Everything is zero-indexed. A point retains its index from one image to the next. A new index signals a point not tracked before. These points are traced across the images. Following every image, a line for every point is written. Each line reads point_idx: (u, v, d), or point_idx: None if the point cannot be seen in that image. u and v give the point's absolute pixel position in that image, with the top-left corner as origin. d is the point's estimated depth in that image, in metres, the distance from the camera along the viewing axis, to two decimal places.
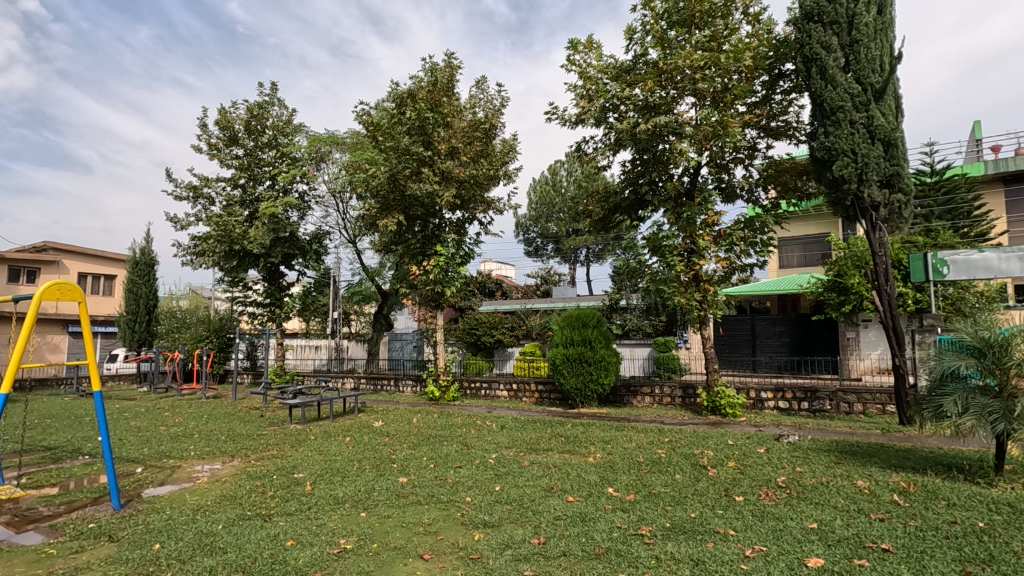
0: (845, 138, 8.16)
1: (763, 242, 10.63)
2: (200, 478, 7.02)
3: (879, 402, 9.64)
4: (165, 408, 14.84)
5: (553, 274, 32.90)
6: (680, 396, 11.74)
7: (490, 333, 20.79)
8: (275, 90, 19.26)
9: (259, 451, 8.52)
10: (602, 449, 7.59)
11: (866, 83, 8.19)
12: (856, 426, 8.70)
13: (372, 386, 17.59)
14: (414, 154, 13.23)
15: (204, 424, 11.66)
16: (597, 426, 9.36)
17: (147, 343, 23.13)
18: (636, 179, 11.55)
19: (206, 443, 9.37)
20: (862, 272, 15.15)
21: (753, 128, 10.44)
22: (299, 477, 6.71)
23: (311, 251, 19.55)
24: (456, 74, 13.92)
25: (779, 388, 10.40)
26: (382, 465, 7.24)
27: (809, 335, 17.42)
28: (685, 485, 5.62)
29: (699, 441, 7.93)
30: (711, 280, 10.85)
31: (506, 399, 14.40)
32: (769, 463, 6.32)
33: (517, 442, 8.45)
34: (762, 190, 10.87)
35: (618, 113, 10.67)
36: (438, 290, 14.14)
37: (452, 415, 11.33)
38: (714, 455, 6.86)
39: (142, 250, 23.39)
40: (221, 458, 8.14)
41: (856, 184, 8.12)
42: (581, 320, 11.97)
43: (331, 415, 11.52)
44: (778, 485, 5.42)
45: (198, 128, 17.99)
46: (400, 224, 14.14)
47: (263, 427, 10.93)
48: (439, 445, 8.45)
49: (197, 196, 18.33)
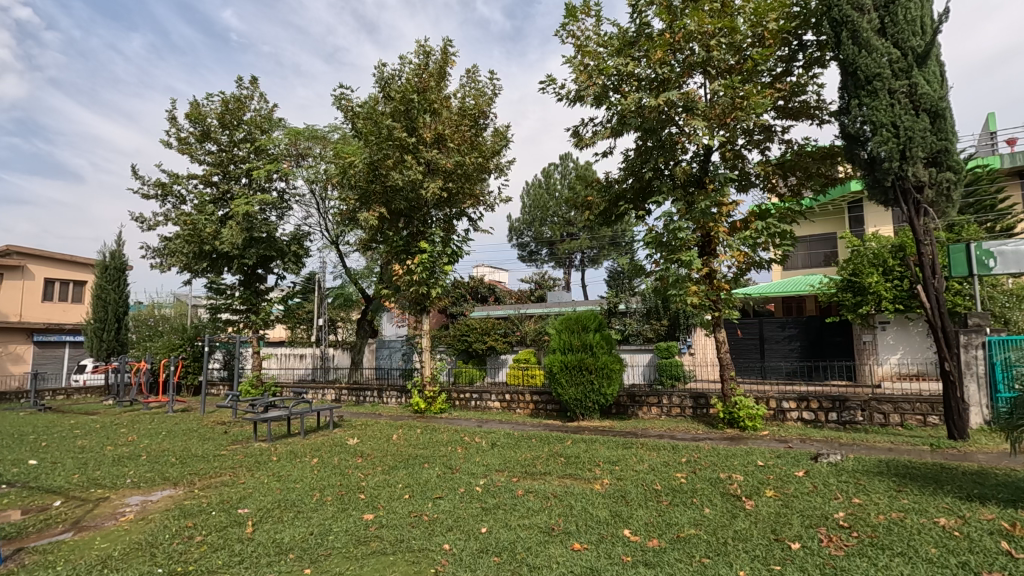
0: (885, 111, 7.03)
1: (784, 234, 9.52)
2: (125, 515, 5.79)
3: (919, 413, 8.55)
4: (122, 424, 13.46)
5: (547, 279, 31.90)
6: (691, 406, 10.60)
7: (482, 340, 19.58)
8: (254, 83, 18.14)
9: (207, 478, 7.27)
10: (611, 473, 6.41)
11: (906, 48, 7.05)
12: (898, 441, 7.57)
13: (354, 397, 16.30)
14: (397, 141, 12.10)
15: (158, 442, 10.36)
16: (601, 443, 8.19)
17: (117, 353, 21.73)
18: (640, 166, 10.46)
19: (149, 467, 8.10)
20: (880, 271, 14.12)
21: (770, 108, 9.39)
22: (242, 514, 5.50)
23: (289, 253, 18.28)
24: (445, 58, 12.91)
25: (803, 397, 9.26)
26: (347, 496, 6.02)
27: (821, 339, 16.36)
28: (721, 523, 4.50)
29: (723, 461, 6.80)
30: (725, 276, 9.76)
31: (498, 411, 13.17)
32: (817, 493, 5.17)
33: (510, 463, 7.27)
34: (781, 177, 9.80)
35: (621, 92, 9.66)
36: (423, 291, 12.96)
37: (438, 430, 10.13)
38: (747, 480, 5.70)
39: (111, 253, 22.03)
40: (161, 487, 6.92)
41: (898, 162, 7.03)
42: (581, 323, 10.92)
43: (302, 431, 10.28)
44: (840, 525, 4.30)
45: (167, 121, 16.85)
46: (382, 219, 13.03)
47: (223, 446, 9.64)
48: (419, 468, 7.23)
49: (166, 194, 17.10)
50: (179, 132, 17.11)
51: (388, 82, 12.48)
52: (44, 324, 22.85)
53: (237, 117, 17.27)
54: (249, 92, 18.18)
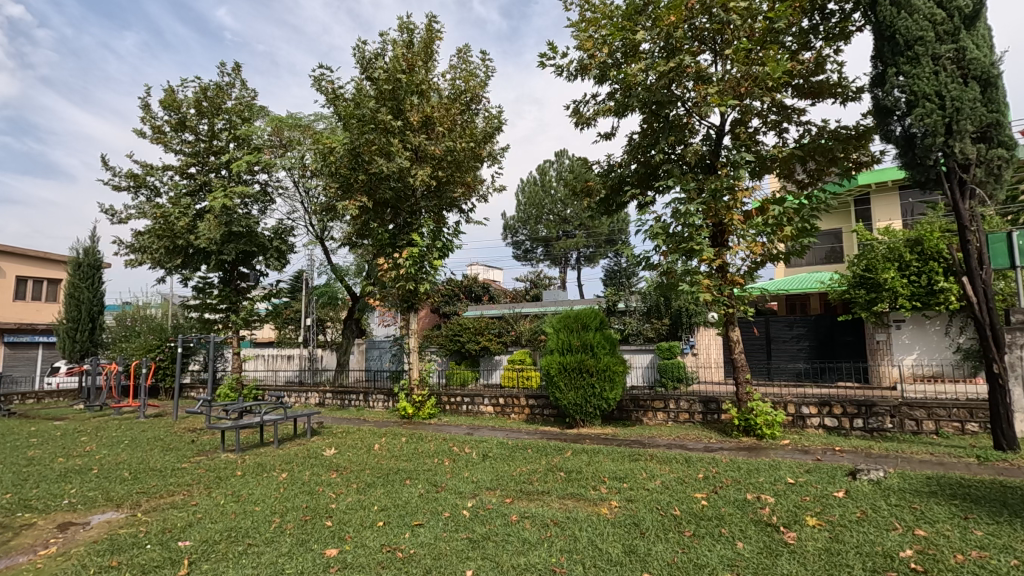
0: (928, 79, 6.29)
1: (804, 223, 8.63)
2: (46, 548, 4.85)
3: (956, 419, 7.77)
4: (84, 431, 12.44)
5: (542, 278, 31.02)
6: (700, 412, 9.76)
7: (475, 340, 18.68)
8: (235, 69, 17.10)
9: (159, 498, 6.36)
10: (619, 494, 5.52)
11: (951, 8, 6.30)
12: (939, 453, 6.75)
13: (339, 401, 15.39)
14: (380, 124, 11.24)
15: (116, 454, 9.37)
16: (605, 454, 7.34)
17: (91, 354, 20.67)
18: (646, 149, 9.62)
19: (95, 483, 7.16)
20: (896, 266, 13.29)
21: (788, 86, 8.61)
22: (181, 549, 4.60)
23: (271, 248, 17.32)
24: (434, 37, 12.03)
25: (825, 402, 8.42)
26: (312, 523, 5.12)
27: (831, 338, 15.65)
28: (761, 567, 3.63)
29: (746, 476, 5.98)
30: (739, 270, 8.90)
31: (491, 416, 12.31)
32: (869, 521, 4.32)
33: (502, 479, 6.40)
34: (799, 162, 8.93)
35: (627, 67, 8.86)
36: (410, 288, 12.06)
37: (424, 439, 9.26)
38: (781, 504, 4.84)
39: (86, 250, 20.99)
40: (98, 511, 5.97)
41: (943, 137, 6.24)
42: (581, 322, 10.11)
43: (275, 441, 9.37)
44: (913, 570, 3.47)
45: (141, 108, 15.87)
46: (367, 210, 12.13)
47: (186, 458, 8.72)
48: (399, 486, 6.34)
49: (139, 186, 16.09)
50: (153, 120, 16.11)
51: (373, 62, 11.59)
52: (14, 324, 21.75)
53: (217, 105, 16.29)
54: (230, 78, 17.14)
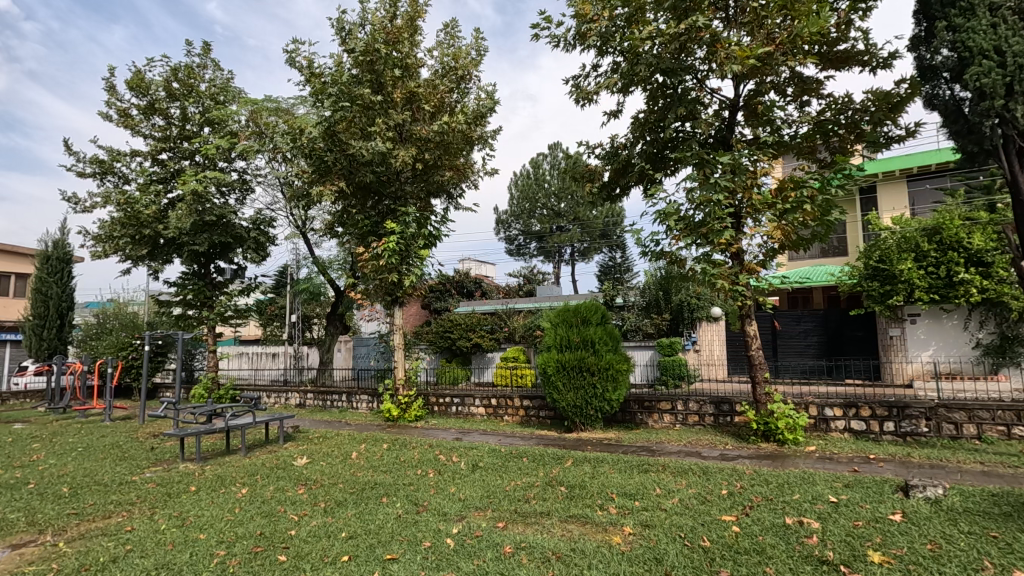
0: (985, 33, 5.42)
1: (829, 206, 7.76)
2: None
3: (1000, 423, 7.01)
4: (39, 437, 11.37)
5: (535, 274, 30.18)
6: (711, 414, 8.92)
7: (466, 337, 17.78)
8: (206, 50, 16.03)
9: (91, 522, 5.42)
10: (632, 516, 4.66)
11: None
12: (991, 462, 5.95)
13: (321, 401, 14.44)
14: (361, 100, 10.30)
15: (62, 464, 8.35)
16: (610, 464, 6.48)
17: (58, 353, 19.52)
18: (653, 125, 8.76)
19: (21, 502, 6.15)
20: (913, 257, 12.51)
21: (811, 54, 7.78)
22: None
23: (249, 239, 16.21)
24: (420, 8, 11.09)
25: (851, 403, 7.62)
26: (264, 557, 4.23)
27: (840, 333, 14.91)
28: None
29: (779, 492, 5.12)
30: (755, 257, 8.08)
31: (482, 417, 11.41)
32: (947, 559, 3.48)
33: (495, 496, 5.51)
34: (823, 137, 8.09)
35: (633, 32, 7.96)
36: (393, 279, 11.12)
37: (407, 445, 8.37)
38: (830, 531, 4.00)
39: (54, 243, 19.85)
40: (10, 541, 4.99)
41: (1002, 99, 5.35)
42: (581, 316, 9.22)
43: (243, 448, 8.43)
44: None
45: (107, 89, 14.79)
46: (346, 195, 11.18)
47: (139, 469, 7.73)
48: (375, 505, 5.43)
49: (105, 172, 15.02)
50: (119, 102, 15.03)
51: (352, 33, 10.62)
52: None
53: (189, 87, 15.23)
54: (201, 60, 16.07)
